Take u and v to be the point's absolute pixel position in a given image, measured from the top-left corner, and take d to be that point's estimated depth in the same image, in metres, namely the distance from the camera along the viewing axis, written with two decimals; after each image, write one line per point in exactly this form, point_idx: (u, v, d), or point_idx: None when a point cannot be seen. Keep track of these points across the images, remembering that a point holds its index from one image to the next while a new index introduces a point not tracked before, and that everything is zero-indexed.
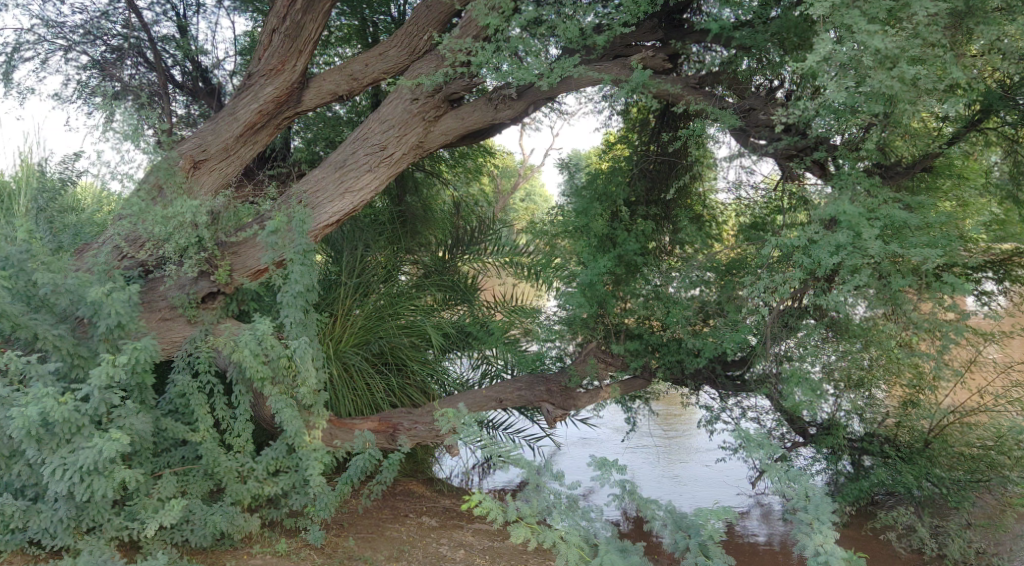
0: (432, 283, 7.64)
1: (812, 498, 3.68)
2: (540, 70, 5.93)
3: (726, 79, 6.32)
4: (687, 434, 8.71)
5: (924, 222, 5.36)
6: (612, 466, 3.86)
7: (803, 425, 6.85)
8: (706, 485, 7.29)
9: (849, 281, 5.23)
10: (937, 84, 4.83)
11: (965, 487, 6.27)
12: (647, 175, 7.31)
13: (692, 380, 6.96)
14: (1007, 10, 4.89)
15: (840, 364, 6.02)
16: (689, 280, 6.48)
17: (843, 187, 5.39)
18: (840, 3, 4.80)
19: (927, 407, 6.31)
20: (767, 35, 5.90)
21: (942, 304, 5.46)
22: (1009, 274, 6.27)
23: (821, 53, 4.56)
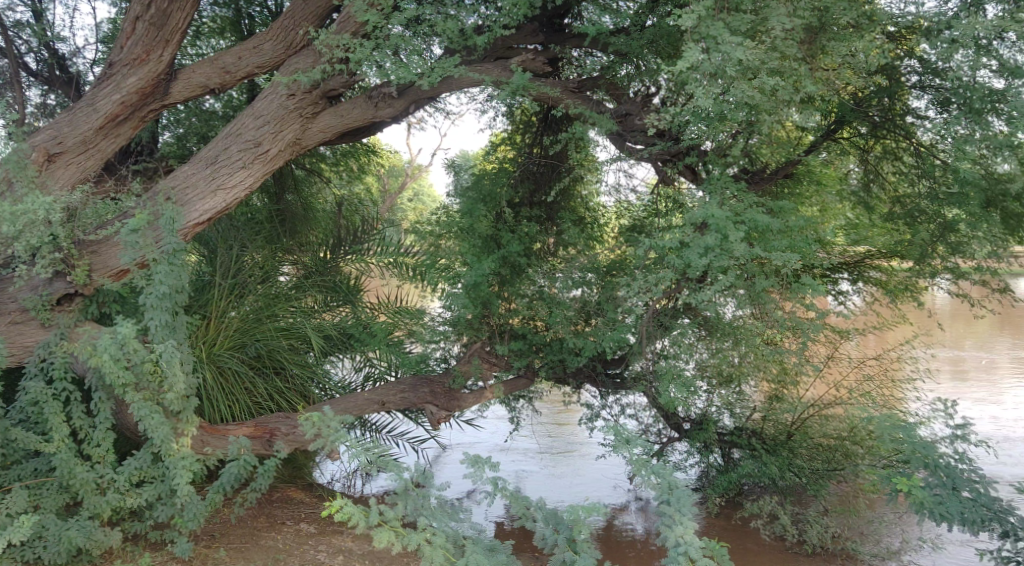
0: (312, 284, 7.44)
1: (675, 491, 3.79)
2: (421, 70, 5.87)
3: (604, 84, 6.39)
4: (568, 429, 8.90)
5: (785, 226, 5.62)
6: (485, 463, 3.89)
7: (677, 421, 7.04)
8: (586, 481, 7.42)
9: (717, 282, 5.41)
10: (794, 95, 5.10)
11: (823, 476, 6.61)
12: (531, 176, 7.35)
13: (573, 379, 7.08)
14: (857, 29, 5.23)
15: (711, 361, 6.42)
16: (571, 280, 6.65)
17: (712, 192, 5.58)
18: (705, 15, 5.01)
19: (791, 401, 6.79)
20: (642, 43, 6.09)
21: (803, 303, 5.74)
22: (862, 275, 6.80)
23: (688, 62, 4.74)
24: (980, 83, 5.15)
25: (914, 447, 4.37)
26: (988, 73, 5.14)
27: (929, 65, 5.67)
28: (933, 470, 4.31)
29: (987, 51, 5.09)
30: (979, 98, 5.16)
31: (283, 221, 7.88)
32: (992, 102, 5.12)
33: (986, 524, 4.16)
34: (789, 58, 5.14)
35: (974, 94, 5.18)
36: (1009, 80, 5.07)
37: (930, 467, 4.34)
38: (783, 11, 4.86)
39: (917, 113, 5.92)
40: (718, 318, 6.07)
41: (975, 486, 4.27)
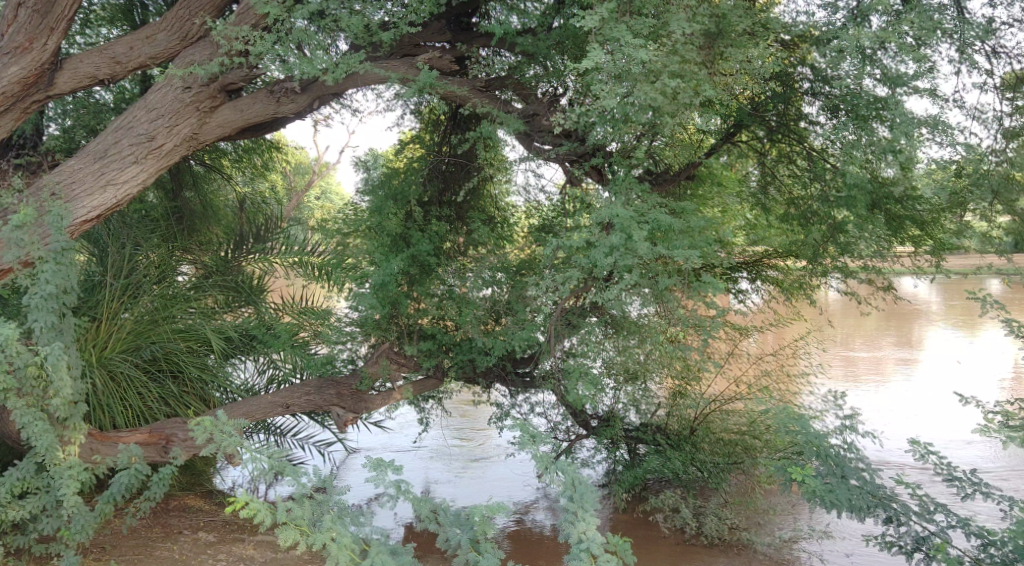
0: (213, 284, 7.20)
1: (578, 488, 3.82)
2: (324, 65, 5.68)
3: (512, 84, 6.41)
4: (476, 428, 8.91)
5: (687, 226, 5.74)
6: (387, 467, 3.82)
7: (585, 418, 7.03)
8: (494, 481, 7.41)
9: (622, 280, 5.47)
10: (694, 99, 5.22)
11: (724, 470, 6.79)
12: (440, 175, 7.29)
13: (483, 378, 7.07)
14: (753, 35, 5.41)
15: (618, 359, 6.42)
16: (481, 279, 6.60)
17: (618, 192, 5.64)
18: (608, 17, 5.06)
19: (694, 396, 6.95)
20: (549, 44, 6.11)
21: (704, 302, 5.87)
22: (760, 275, 6.95)
23: (592, 62, 4.79)
24: (864, 90, 5.43)
25: (807, 437, 4.38)
26: (872, 80, 5.41)
27: (819, 73, 5.78)
28: (824, 459, 4.32)
29: (872, 60, 5.34)
30: (864, 105, 5.41)
31: (181, 219, 7.66)
32: (877, 108, 5.37)
33: (871, 511, 4.21)
34: (688, 62, 5.25)
35: (860, 101, 5.40)
36: (892, 87, 5.32)
37: (822, 456, 4.35)
38: (683, 16, 4.99)
39: (809, 119, 6.13)
40: (624, 316, 6.16)
41: (862, 473, 4.31)
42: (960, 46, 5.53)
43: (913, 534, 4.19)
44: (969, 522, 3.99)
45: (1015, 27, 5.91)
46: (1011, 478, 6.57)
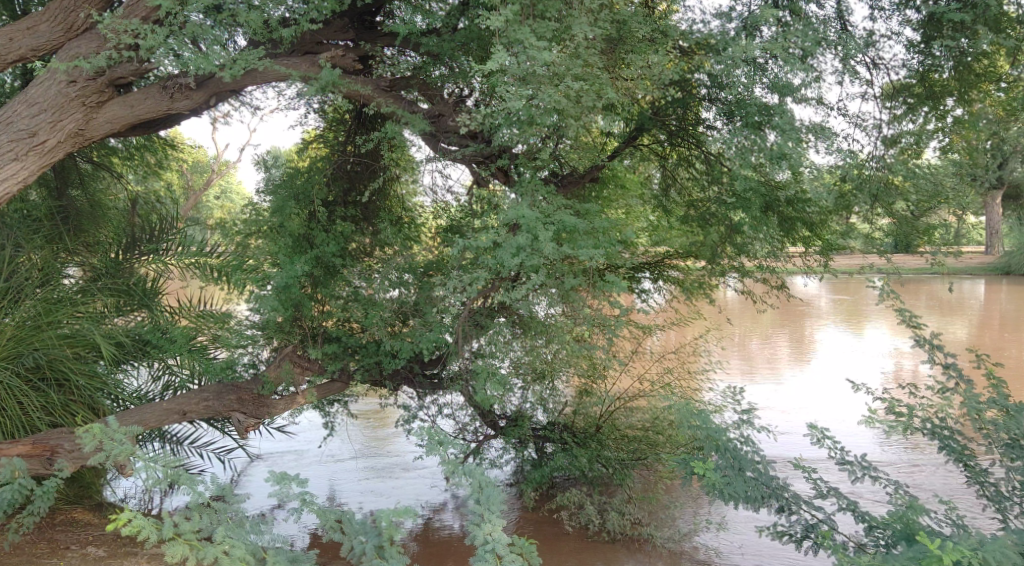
0: (102, 288, 6.85)
1: (485, 490, 3.80)
2: (221, 61, 5.49)
3: (417, 84, 6.33)
4: (384, 430, 8.82)
5: (591, 227, 5.82)
6: (291, 480, 3.74)
7: (493, 418, 7.01)
8: (400, 485, 7.32)
9: (529, 281, 5.49)
10: (596, 101, 5.29)
11: (628, 465, 6.87)
12: (345, 175, 7.17)
13: (390, 381, 6.95)
14: (652, 42, 5.55)
15: (525, 359, 6.45)
16: (388, 281, 6.44)
17: (524, 194, 5.63)
18: (512, 19, 5.07)
19: (599, 394, 7.08)
20: (453, 45, 6.09)
21: (608, 300, 5.95)
22: (662, 274, 7.11)
23: (496, 63, 4.78)
24: (755, 97, 5.62)
25: (707, 431, 4.39)
26: (762, 88, 5.63)
27: (715, 80, 5.87)
28: (724, 452, 4.35)
29: (763, 69, 5.57)
30: (756, 112, 5.58)
31: (67, 218, 7.32)
32: (768, 115, 5.55)
33: (765, 500, 4.34)
34: (590, 66, 5.37)
35: (752, 108, 5.59)
36: (781, 95, 5.54)
37: (721, 450, 4.38)
38: (584, 20, 5.07)
39: (707, 123, 6.25)
40: (532, 316, 6.19)
41: (757, 465, 4.38)
42: (842, 57, 5.76)
43: (803, 521, 4.30)
44: (856, 506, 4.12)
45: (892, 40, 6.24)
46: (895, 465, 6.88)
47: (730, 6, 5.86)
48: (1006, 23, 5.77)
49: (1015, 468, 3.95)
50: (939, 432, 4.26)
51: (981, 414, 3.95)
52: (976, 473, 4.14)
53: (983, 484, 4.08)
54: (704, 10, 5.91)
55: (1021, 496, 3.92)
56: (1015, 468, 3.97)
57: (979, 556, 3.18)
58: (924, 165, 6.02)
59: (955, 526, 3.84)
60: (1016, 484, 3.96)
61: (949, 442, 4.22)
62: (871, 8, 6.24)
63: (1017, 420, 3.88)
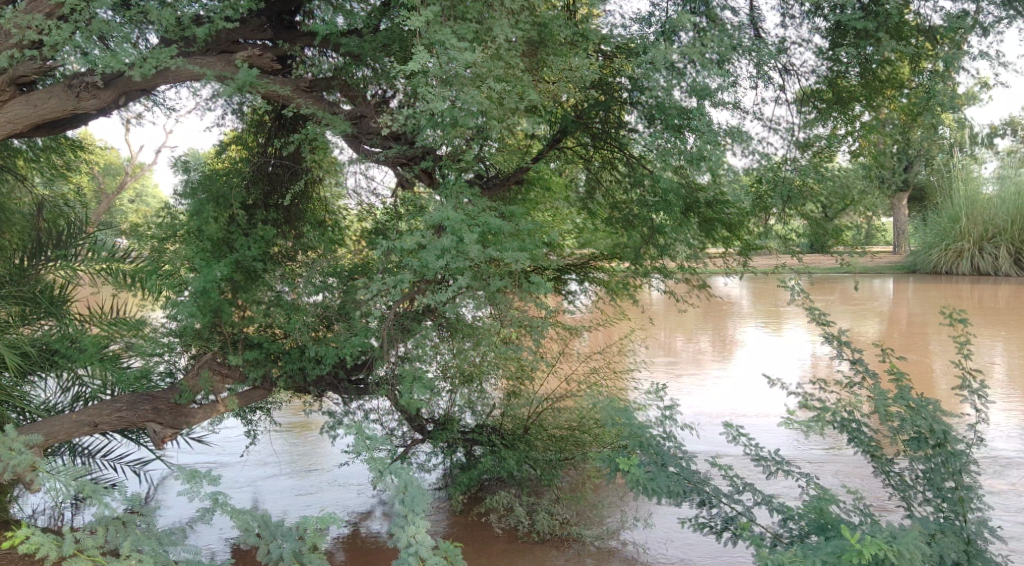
0: (5, 295, 6.47)
1: (410, 491, 3.76)
2: (131, 60, 5.30)
3: (338, 85, 6.22)
4: (309, 436, 8.67)
5: (515, 229, 5.82)
6: (202, 478, 3.91)
7: (421, 422, 6.94)
8: (325, 491, 7.18)
9: (454, 284, 5.44)
10: (519, 103, 5.30)
11: (555, 465, 6.90)
12: (264, 178, 6.99)
13: (314, 387, 6.81)
14: (572, 45, 5.62)
15: (452, 362, 6.42)
16: (312, 285, 6.35)
17: (448, 197, 5.58)
18: (433, 19, 5.05)
19: (527, 395, 7.15)
20: (374, 44, 5.87)
21: (533, 301, 5.96)
22: (588, 276, 7.19)
23: (417, 63, 4.75)
24: (675, 101, 5.69)
25: (631, 429, 4.41)
26: (681, 92, 5.73)
27: (635, 83, 5.96)
28: (646, 448, 4.38)
29: (680, 73, 5.66)
30: (675, 115, 5.68)
31: None
32: (687, 118, 5.65)
33: (687, 495, 4.30)
34: (511, 68, 5.39)
35: (670, 111, 5.70)
36: (699, 98, 5.64)
37: (643, 446, 4.41)
38: (505, 23, 5.11)
39: (629, 127, 6.27)
40: (459, 318, 6.17)
41: (679, 460, 4.41)
42: (756, 63, 5.92)
43: (723, 514, 4.33)
44: (771, 499, 4.21)
45: (803, 47, 6.46)
46: (809, 458, 7.08)
47: (649, 10, 5.98)
48: (904, 30, 6.06)
49: (919, 457, 4.11)
50: (848, 425, 4.41)
51: (888, 405, 4.11)
52: (882, 463, 4.29)
53: (889, 473, 4.22)
54: (624, 14, 6.00)
55: (925, 485, 4.07)
56: (919, 458, 4.12)
57: (890, 545, 3.29)
58: (834, 166, 6.22)
59: (863, 514, 3.98)
60: (919, 473, 4.12)
61: (857, 435, 4.39)
62: (782, 15, 6.46)
63: (923, 413, 4.03)
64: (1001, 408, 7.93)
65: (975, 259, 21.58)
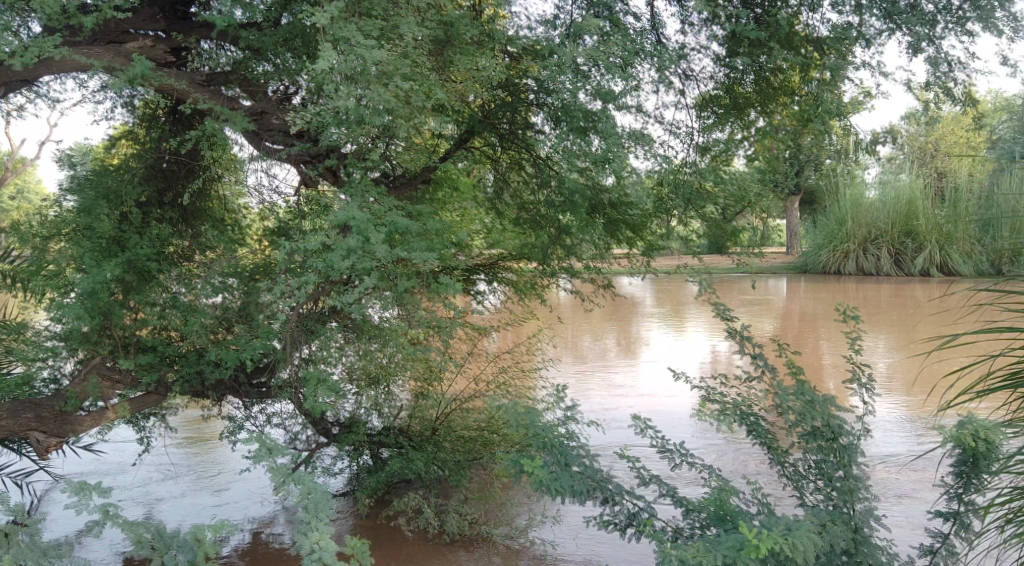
0: None
1: (313, 497, 3.69)
2: (11, 48, 5.02)
3: (237, 80, 6.04)
4: (207, 443, 8.36)
5: (422, 228, 5.76)
6: (91, 490, 3.80)
7: (326, 425, 6.80)
8: (224, 499, 6.94)
9: (360, 285, 5.33)
10: (426, 102, 5.26)
11: (463, 466, 6.85)
12: (160, 174, 6.81)
13: (213, 391, 6.58)
14: (478, 45, 5.62)
15: (359, 363, 6.32)
16: (211, 286, 6.14)
17: (353, 195, 5.47)
18: (337, 15, 4.95)
19: (435, 397, 7.07)
20: (276, 39, 5.70)
21: (441, 301, 5.91)
22: (496, 276, 7.23)
23: (323, 60, 4.66)
24: (580, 103, 5.76)
25: (536, 429, 4.39)
26: (586, 95, 5.78)
27: (541, 85, 5.99)
28: (550, 449, 4.30)
29: (586, 76, 5.72)
30: (581, 117, 5.72)
31: None
32: (592, 120, 5.71)
33: (591, 493, 4.33)
34: (418, 66, 5.35)
35: (576, 114, 5.76)
36: (604, 102, 5.72)
37: (549, 446, 4.37)
38: (412, 21, 5.05)
39: (536, 128, 6.34)
40: (365, 319, 6.06)
41: (583, 459, 4.41)
42: (658, 67, 6.04)
43: (626, 510, 4.38)
44: (674, 492, 4.29)
45: (701, 53, 6.64)
46: (709, 451, 7.29)
47: (554, 13, 6.04)
48: (794, 38, 6.37)
49: (812, 449, 4.28)
50: (746, 419, 4.54)
51: (783, 400, 4.26)
52: (778, 454, 4.45)
53: (783, 464, 4.40)
54: (529, 16, 6.04)
55: (816, 475, 4.25)
56: (811, 449, 4.30)
57: (787, 538, 3.41)
58: (733, 170, 6.43)
59: (760, 505, 4.11)
60: (811, 463, 4.31)
61: (756, 427, 4.52)
62: (682, 22, 6.62)
63: (817, 406, 4.20)
64: (885, 402, 8.36)
65: (859, 259, 22.68)
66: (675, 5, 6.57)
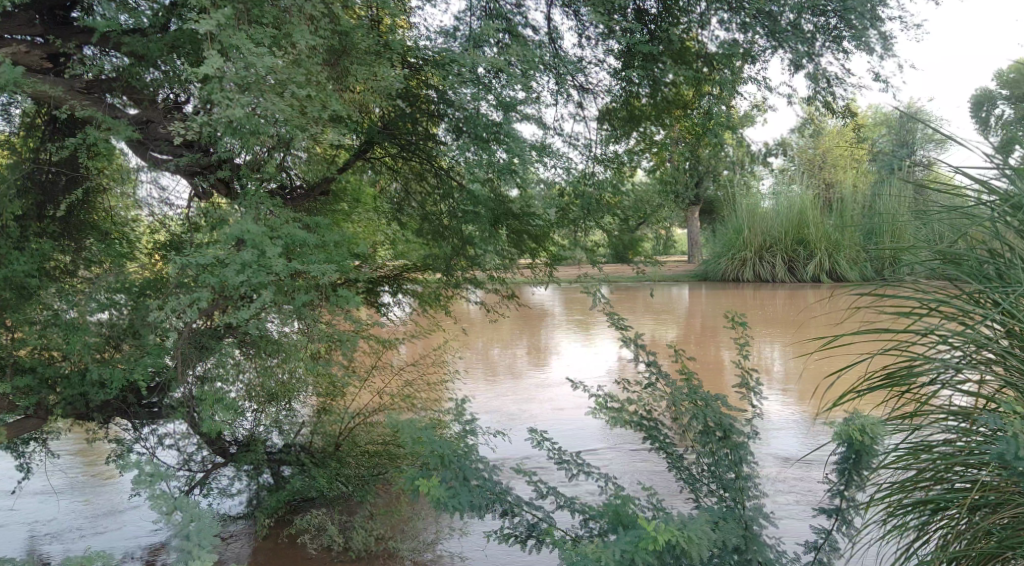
0: None
1: (200, 522, 3.52)
2: None
3: (121, 87, 5.80)
4: (95, 468, 7.98)
5: (320, 240, 5.64)
6: None
7: (223, 445, 6.55)
8: (112, 527, 6.63)
9: (256, 300, 5.15)
10: (322, 113, 5.16)
11: (368, 481, 6.73)
12: (40, 186, 6.51)
13: (99, 413, 6.29)
14: (376, 55, 5.55)
15: (256, 380, 6.15)
16: (96, 303, 5.83)
17: (247, 208, 5.30)
18: (226, 23, 4.81)
19: (338, 412, 6.93)
20: (161, 45, 5.43)
21: (341, 314, 5.79)
22: (400, 288, 7.19)
23: (213, 69, 4.50)
24: (482, 114, 5.70)
25: (434, 444, 4.33)
26: (487, 106, 5.71)
27: (441, 95, 5.94)
28: (449, 464, 4.26)
29: (487, 88, 5.67)
30: (483, 128, 5.66)
31: None
32: (494, 131, 5.65)
33: (490, 506, 4.32)
34: (313, 76, 5.26)
35: (478, 124, 5.68)
36: (505, 112, 5.68)
37: (447, 461, 4.31)
38: (306, 29, 4.95)
39: (440, 140, 6.20)
40: (263, 335, 5.89)
41: (482, 472, 4.36)
42: (558, 80, 6.10)
43: (526, 522, 4.37)
44: (573, 501, 4.32)
45: (598, 67, 6.76)
46: (611, 459, 7.37)
47: (453, 25, 6.04)
48: (687, 54, 6.62)
49: (705, 453, 4.39)
50: (644, 425, 4.62)
51: (678, 407, 4.35)
52: (674, 459, 4.55)
53: (679, 468, 4.50)
54: (428, 27, 6.02)
55: (710, 478, 4.37)
56: (705, 454, 4.40)
57: (682, 534, 3.47)
58: (632, 182, 6.56)
59: (658, 510, 4.17)
60: (705, 467, 4.42)
61: (653, 433, 4.61)
62: (579, 36, 6.73)
63: (709, 412, 4.30)
64: (779, 403, 8.66)
65: (756, 267, 23.38)
66: (572, 19, 6.68)
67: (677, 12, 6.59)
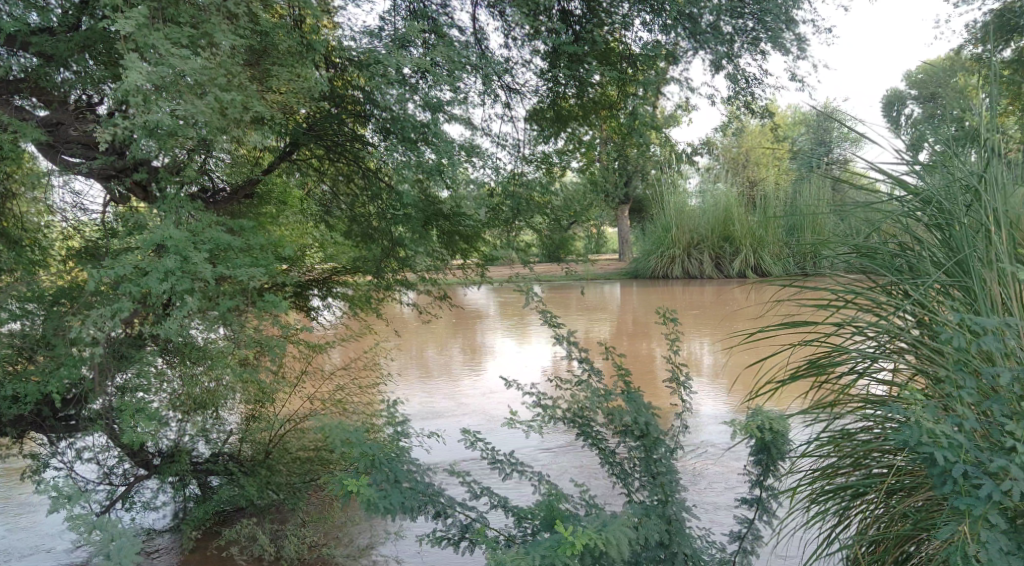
0: None
1: (122, 539, 3.39)
2: None
3: (29, 88, 5.57)
4: (9, 486, 7.64)
5: (245, 244, 5.51)
6: None
7: (145, 457, 6.33)
8: (26, 549, 6.35)
9: (179, 307, 5.00)
10: (244, 114, 5.04)
11: (300, 488, 6.60)
12: None
13: (12, 428, 6.04)
14: (298, 55, 5.45)
15: (181, 388, 5.98)
16: (7, 313, 5.58)
17: (167, 212, 5.14)
18: (142, 22, 4.67)
19: (267, 419, 6.78)
20: (72, 45, 5.22)
21: (268, 319, 5.66)
22: (329, 292, 7.07)
23: (128, 70, 4.36)
24: (408, 114, 5.65)
25: (364, 447, 4.26)
26: (414, 106, 5.67)
27: (366, 95, 5.85)
28: (380, 467, 4.21)
29: (413, 88, 5.64)
30: (410, 128, 5.64)
31: None
32: (422, 132, 5.63)
33: (423, 508, 4.28)
34: (234, 76, 5.14)
35: (405, 125, 5.64)
36: (433, 113, 5.64)
37: (377, 464, 4.25)
38: (225, 28, 4.83)
39: (368, 141, 6.12)
40: (186, 342, 5.73)
41: (414, 475, 4.32)
42: (485, 80, 6.09)
43: (459, 523, 4.34)
44: (507, 501, 4.30)
45: (525, 67, 6.79)
46: (544, 457, 7.40)
47: (378, 25, 5.96)
48: (611, 55, 6.71)
49: (636, 448, 4.44)
50: (576, 422, 4.65)
51: (608, 404, 4.38)
52: (606, 455, 4.59)
53: (611, 464, 4.54)
54: (352, 26, 5.94)
55: (641, 472, 4.41)
56: (636, 449, 4.45)
57: (600, 535, 3.49)
58: (562, 182, 6.57)
59: (591, 507, 4.20)
60: (636, 461, 4.46)
61: (584, 430, 4.63)
62: (506, 37, 6.77)
63: (639, 408, 4.35)
64: (707, 396, 8.85)
65: (685, 264, 23.82)
66: (499, 20, 6.69)
67: (601, 14, 6.67)
